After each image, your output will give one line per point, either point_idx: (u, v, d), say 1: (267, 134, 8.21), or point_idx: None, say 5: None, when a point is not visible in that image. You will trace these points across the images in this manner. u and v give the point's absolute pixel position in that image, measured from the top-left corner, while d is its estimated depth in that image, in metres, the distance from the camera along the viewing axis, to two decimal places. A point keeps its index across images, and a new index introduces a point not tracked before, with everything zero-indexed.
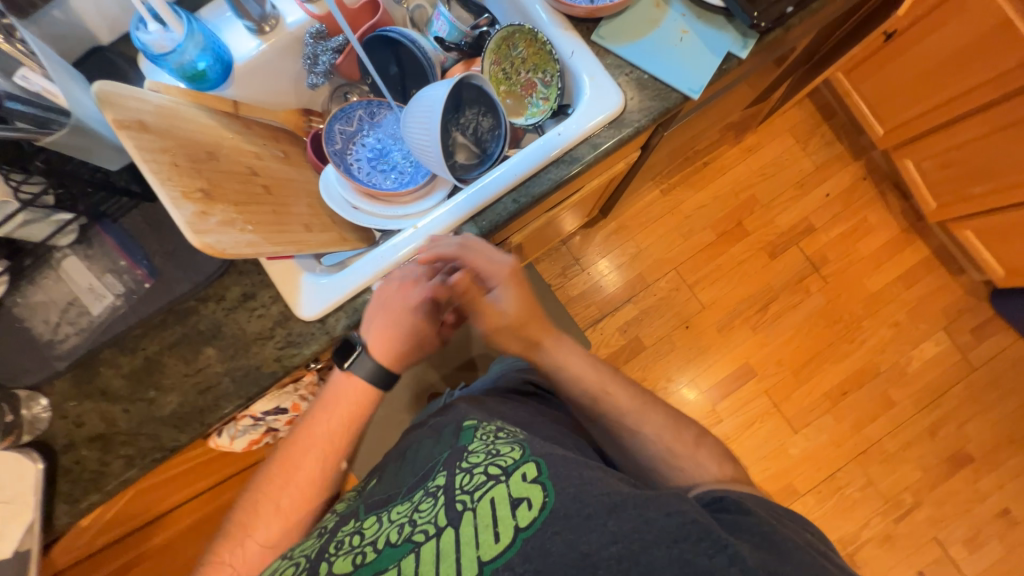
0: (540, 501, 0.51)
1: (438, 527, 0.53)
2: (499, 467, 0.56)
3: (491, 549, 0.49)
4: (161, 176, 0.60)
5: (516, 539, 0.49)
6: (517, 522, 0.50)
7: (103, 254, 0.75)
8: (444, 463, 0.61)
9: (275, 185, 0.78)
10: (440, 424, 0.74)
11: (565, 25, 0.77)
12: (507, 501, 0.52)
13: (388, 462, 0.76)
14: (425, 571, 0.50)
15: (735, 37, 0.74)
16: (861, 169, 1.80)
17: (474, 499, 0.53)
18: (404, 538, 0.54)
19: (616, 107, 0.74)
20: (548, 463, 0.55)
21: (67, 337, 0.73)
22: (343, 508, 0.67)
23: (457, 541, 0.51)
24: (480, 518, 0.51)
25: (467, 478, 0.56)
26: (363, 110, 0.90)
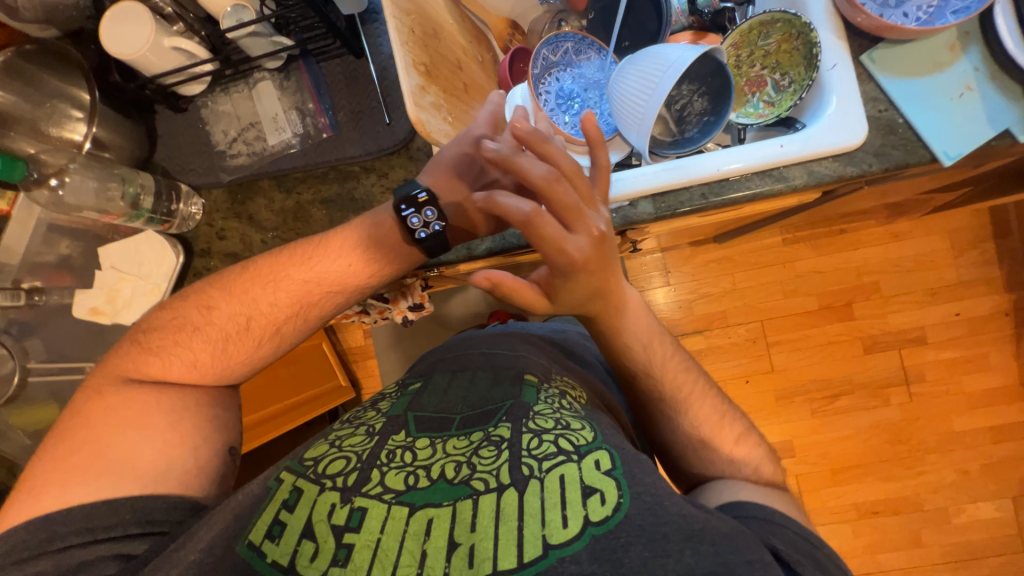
0: (613, 499, 0.52)
1: (500, 483, 0.55)
2: (571, 444, 0.58)
3: (558, 532, 0.51)
4: (401, 38, 0.59)
5: (586, 530, 0.50)
6: (586, 514, 0.51)
7: (296, 90, 0.76)
8: (510, 417, 0.63)
9: (471, 87, 0.76)
10: (494, 364, 0.77)
11: (840, 33, 0.68)
12: (579, 486, 0.54)
13: (439, 372, 0.77)
14: (486, 521, 0.52)
15: (1022, 114, 0.65)
16: (1007, 304, 1.62)
17: (544, 469, 0.55)
18: (462, 480, 0.56)
19: (855, 141, 0.67)
20: (624, 463, 0.56)
21: (238, 155, 0.77)
22: (393, 413, 0.69)
23: (519, 504, 0.53)
24: (547, 492, 0.53)
25: (536, 444, 0.58)
26: (573, 43, 0.86)
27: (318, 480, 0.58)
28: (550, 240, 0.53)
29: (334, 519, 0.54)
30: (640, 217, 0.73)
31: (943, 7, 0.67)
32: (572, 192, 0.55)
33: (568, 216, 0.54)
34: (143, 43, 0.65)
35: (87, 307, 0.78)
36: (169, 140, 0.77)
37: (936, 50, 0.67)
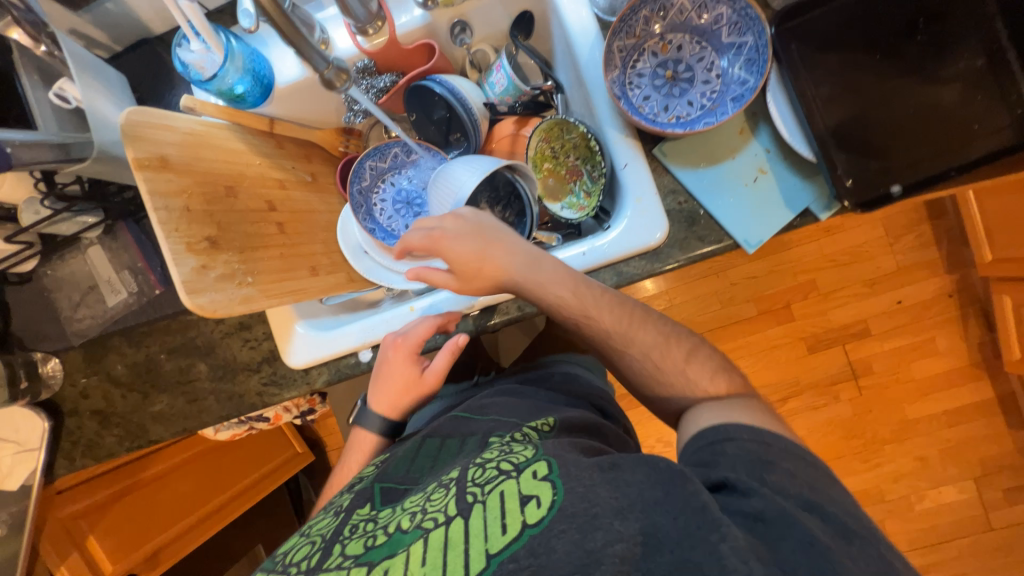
0: (547, 499, 0.45)
1: (446, 515, 0.47)
2: (512, 463, 0.51)
3: (498, 539, 0.44)
4: (166, 228, 0.59)
5: (522, 533, 0.43)
6: (523, 517, 0.44)
7: (122, 251, 0.77)
8: (463, 460, 0.56)
9: (291, 221, 0.77)
10: (457, 425, 0.68)
11: (627, 130, 0.67)
12: (516, 496, 0.46)
13: (409, 441, 0.71)
14: (432, 559, 0.45)
15: (820, 193, 0.63)
16: (951, 285, 1.57)
17: (485, 491, 0.48)
18: (414, 524, 0.49)
19: (651, 240, 0.66)
20: (558, 459, 0.49)
21: (83, 318, 0.79)
22: (360, 489, 0.63)
23: (466, 532, 0.45)
24: (488, 510, 0.46)
25: (480, 471, 0.51)
26: (400, 147, 0.86)
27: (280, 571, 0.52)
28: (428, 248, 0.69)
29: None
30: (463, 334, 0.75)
31: (725, 91, 0.64)
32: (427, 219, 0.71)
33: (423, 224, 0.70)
34: None
35: None
36: (18, 312, 0.80)
37: (726, 135, 0.65)
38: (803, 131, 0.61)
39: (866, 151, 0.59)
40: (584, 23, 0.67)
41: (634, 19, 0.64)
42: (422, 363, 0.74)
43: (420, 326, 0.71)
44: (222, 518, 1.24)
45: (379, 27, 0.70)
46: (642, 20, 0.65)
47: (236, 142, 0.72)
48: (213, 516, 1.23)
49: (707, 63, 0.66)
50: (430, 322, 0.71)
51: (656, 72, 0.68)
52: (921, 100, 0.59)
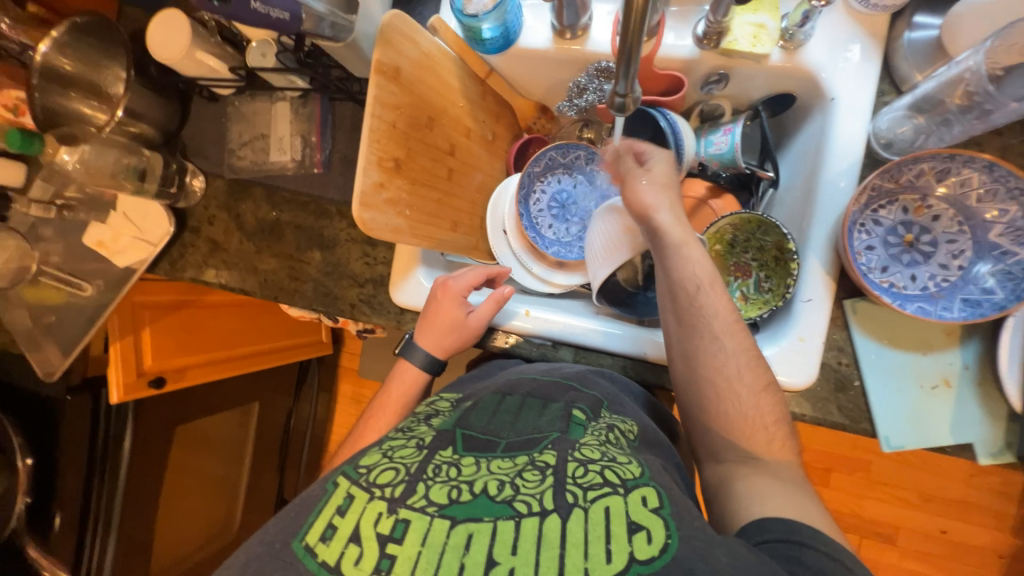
0: (658, 538, 0.37)
1: (543, 507, 0.40)
2: (617, 475, 0.43)
3: (599, 566, 0.36)
4: (372, 135, 0.60)
5: (629, 571, 0.36)
6: (629, 548, 0.37)
7: (306, 119, 0.80)
8: (548, 438, 0.48)
9: (459, 170, 0.77)
10: (539, 386, 0.59)
11: (830, 269, 0.62)
12: (622, 520, 0.39)
13: (487, 387, 0.61)
14: (525, 552, 0.37)
15: (992, 437, 0.57)
16: (1006, 547, 1.43)
17: (588, 498, 0.40)
18: (504, 498, 0.41)
19: (795, 381, 0.61)
20: (666, 496, 0.42)
21: (243, 158, 0.84)
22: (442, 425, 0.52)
23: (563, 538, 0.37)
24: (589, 524, 0.38)
25: (577, 469, 0.43)
26: (585, 153, 0.84)
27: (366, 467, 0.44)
28: (713, 315, 0.57)
29: (377, 529, 0.39)
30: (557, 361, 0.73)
31: (959, 287, 0.58)
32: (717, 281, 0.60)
33: (716, 289, 0.58)
34: (178, 52, 0.70)
35: (92, 239, 0.86)
36: (196, 123, 0.86)
37: (930, 328, 0.59)
38: (1020, 372, 0.55)
39: None
40: (848, 140, 0.61)
41: (907, 168, 0.58)
42: (468, 307, 0.72)
43: (469, 273, 0.73)
44: (243, 365, 1.28)
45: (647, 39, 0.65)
46: (915, 171, 0.58)
47: (454, 76, 0.72)
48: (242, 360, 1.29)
49: (956, 249, 0.59)
50: (477, 270, 0.73)
51: (894, 229, 0.61)
52: None
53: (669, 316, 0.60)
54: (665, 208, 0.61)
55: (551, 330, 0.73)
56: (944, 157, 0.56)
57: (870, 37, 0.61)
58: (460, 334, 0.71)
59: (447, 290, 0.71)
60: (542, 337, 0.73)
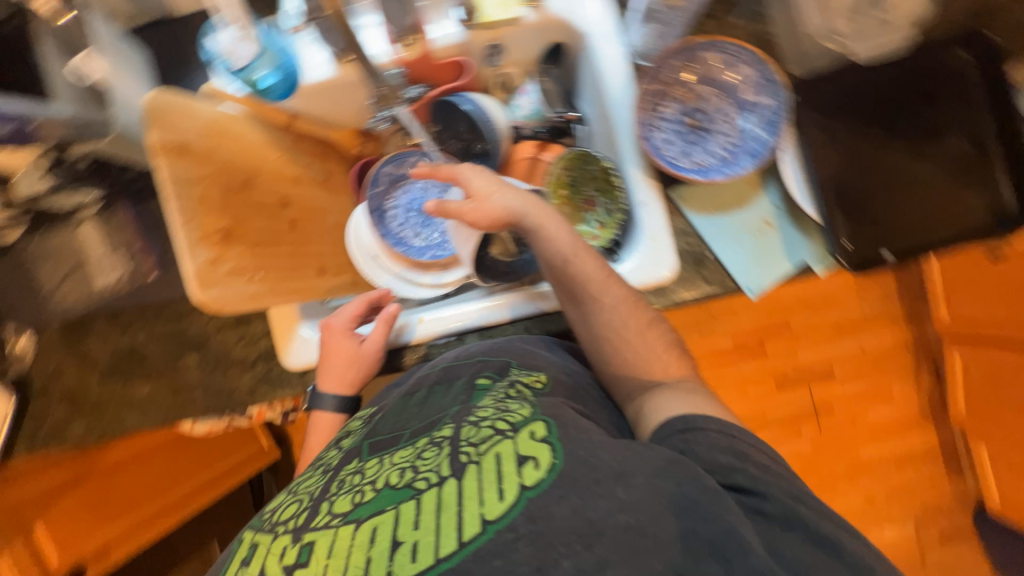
0: (546, 463, 0.47)
1: (441, 477, 0.48)
2: (507, 423, 0.51)
3: (495, 506, 0.45)
4: (183, 216, 0.58)
5: (521, 497, 0.45)
6: (520, 480, 0.46)
7: (119, 230, 0.74)
8: (453, 416, 0.57)
9: (302, 218, 0.76)
10: (446, 372, 0.65)
11: (648, 171, 0.70)
12: (512, 459, 0.47)
13: (394, 393, 0.68)
14: (426, 522, 0.45)
15: (816, 249, 0.68)
16: (908, 337, 1.69)
17: (480, 452, 0.49)
18: (406, 483, 0.49)
19: (662, 276, 0.68)
20: (554, 422, 0.50)
21: (66, 295, 0.76)
22: (350, 446, 0.62)
23: (460, 493, 0.46)
24: (483, 473, 0.47)
25: (474, 431, 0.52)
26: (419, 157, 0.86)
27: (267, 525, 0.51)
28: (586, 281, 0.61)
29: (284, 559, 0.48)
30: None
31: (742, 146, 0.67)
32: (583, 246, 0.63)
33: (583, 256, 0.62)
34: None
35: None
36: None
37: (738, 186, 0.69)
38: (809, 191, 0.66)
39: (863, 215, 0.64)
40: (613, 62, 0.70)
41: (663, 67, 0.69)
42: (359, 337, 0.75)
43: (351, 305, 0.77)
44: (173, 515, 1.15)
45: (414, 40, 0.71)
46: (671, 69, 0.69)
47: (255, 133, 0.71)
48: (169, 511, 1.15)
49: (727, 116, 0.69)
50: (359, 300, 0.77)
51: (679, 118, 0.70)
52: (910, 177, 0.65)
53: (558, 291, 0.65)
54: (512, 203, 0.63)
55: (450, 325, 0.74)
56: (682, 49, 0.67)
57: None
58: (356, 367, 0.74)
59: (331, 333, 0.75)
60: (443, 335, 0.74)
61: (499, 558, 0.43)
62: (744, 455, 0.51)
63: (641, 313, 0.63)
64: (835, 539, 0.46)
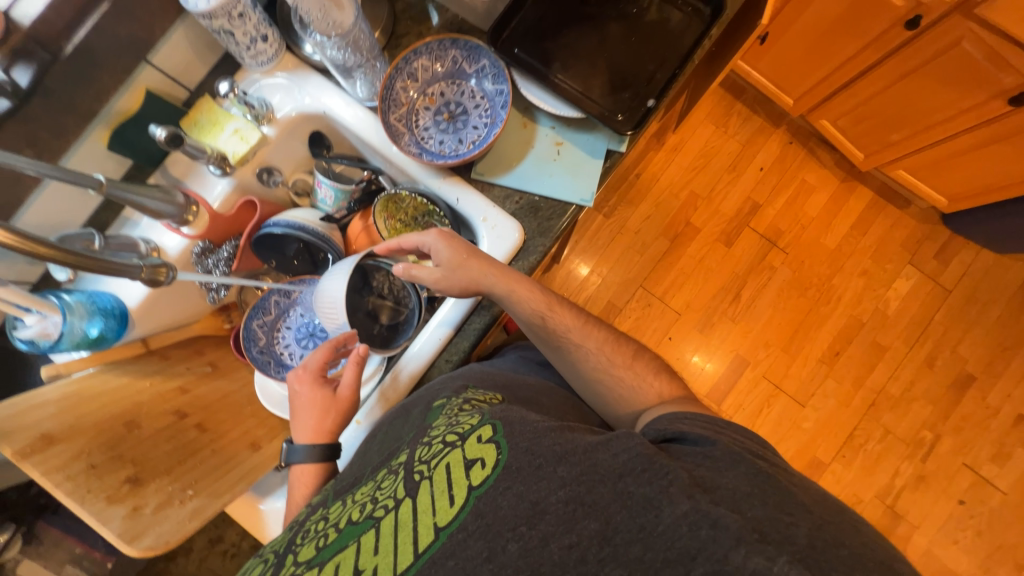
0: (491, 460, 0.50)
1: (397, 500, 0.53)
2: (457, 434, 0.55)
3: (446, 512, 0.49)
4: (76, 496, 0.56)
5: (469, 497, 0.49)
6: (468, 482, 0.50)
7: (54, 547, 0.74)
8: (409, 442, 0.60)
9: (208, 415, 0.77)
10: (405, 406, 0.70)
11: (443, 173, 0.76)
12: (461, 465, 0.52)
13: (360, 446, 0.73)
14: (386, 546, 0.50)
15: (608, 135, 0.74)
16: (786, 135, 1.81)
17: (431, 467, 0.53)
18: (367, 514, 0.54)
19: (515, 238, 0.73)
20: (499, 420, 0.54)
21: None
22: (318, 498, 0.66)
23: (415, 511, 0.51)
24: (434, 484, 0.51)
25: (427, 449, 0.56)
26: (278, 293, 0.89)
27: None
28: (567, 332, 0.70)
29: None
30: None
31: (493, 104, 0.75)
32: (553, 299, 0.72)
33: (557, 309, 0.71)
34: None
35: None
36: None
37: (517, 133, 0.76)
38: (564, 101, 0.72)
39: (613, 90, 0.72)
40: (360, 118, 0.77)
41: (394, 93, 0.74)
42: (332, 384, 0.74)
43: (320, 351, 0.75)
44: None
45: (196, 211, 0.75)
46: (401, 90, 0.75)
47: (116, 378, 0.72)
48: None
49: (468, 92, 0.77)
50: (324, 347, 0.74)
51: (436, 120, 0.77)
52: (625, 44, 0.73)
53: (539, 343, 0.73)
54: (481, 276, 0.69)
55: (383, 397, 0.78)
56: (397, 71, 0.73)
57: (296, 66, 0.77)
58: (331, 417, 0.72)
59: (309, 389, 0.73)
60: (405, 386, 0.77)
61: (452, 559, 0.46)
62: (719, 424, 0.55)
63: (603, 349, 0.70)
64: (770, 477, 0.48)
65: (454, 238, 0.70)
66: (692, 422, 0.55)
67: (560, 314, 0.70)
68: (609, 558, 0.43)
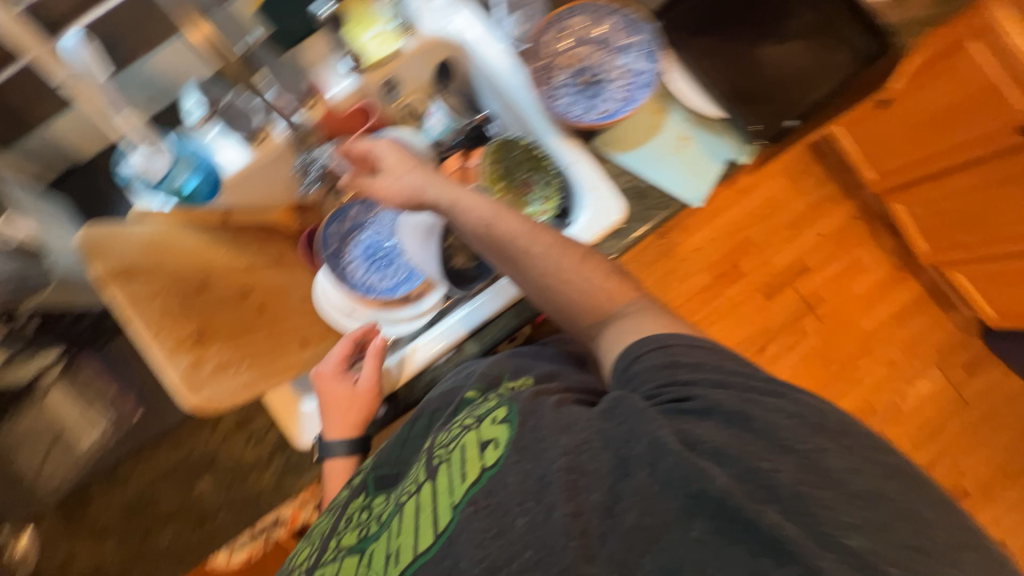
0: (502, 440, 0.50)
1: (419, 484, 0.53)
2: (473, 418, 0.54)
3: (460, 486, 0.49)
4: (151, 333, 0.59)
5: (479, 475, 0.49)
6: (480, 461, 0.50)
7: (89, 384, 0.71)
8: (436, 433, 0.60)
9: (269, 301, 0.77)
10: (444, 395, 0.64)
11: (564, 135, 0.75)
12: (476, 444, 0.51)
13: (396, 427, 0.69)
14: (407, 527, 0.51)
15: (733, 144, 0.74)
16: (855, 209, 1.81)
17: (450, 451, 0.53)
18: (397, 504, 0.54)
19: (615, 217, 0.72)
20: (513, 401, 0.53)
21: (52, 474, 0.70)
22: (358, 482, 0.67)
23: (435, 492, 0.51)
24: (452, 464, 0.51)
25: (448, 435, 0.56)
26: (358, 208, 0.89)
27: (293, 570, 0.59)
28: (512, 240, 0.59)
29: None
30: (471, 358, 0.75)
31: (635, 83, 0.74)
32: (500, 206, 0.62)
33: (503, 215, 0.60)
34: None
35: None
36: None
37: (645, 117, 0.76)
38: (706, 97, 0.74)
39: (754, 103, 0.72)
40: (500, 58, 0.76)
41: (541, 45, 0.77)
42: (353, 377, 0.73)
43: (336, 348, 0.74)
44: None
45: (314, 103, 0.76)
46: (548, 44, 0.77)
47: (195, 239, 0.72)
48: None
49: (614, 64, 0.76)
50: (344, 340, 0.75)
51: (573, 81, 0.76)
52: (781, 60, 0.73)
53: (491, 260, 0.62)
54: (425, 182, 0.64)
55: (443, 342, 0.74)
56: (551, 24, 0.76)
57: None
58: (355, 414, 0.71)
59: (326, 387, 0.72)
60: (442, 354, 0.74)
61: (462, 533, 0.46)
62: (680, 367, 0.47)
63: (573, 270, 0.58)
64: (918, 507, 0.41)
65: (404, 150, 0.69)
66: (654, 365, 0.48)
67: (502, 220, 0.59)
68: (609, 533, 0.42)
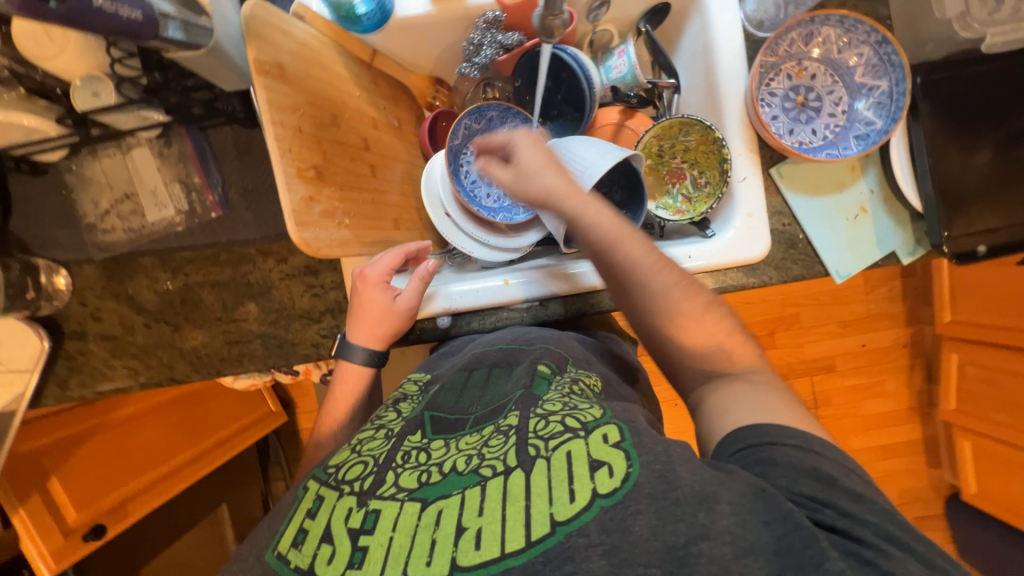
0: (621, 471, 0.40)
1: (507, 466, 0.42)
2: (578, 421, 0.45)
3: (565, 508, 0.38)
4: (281, 146, 0.52)
5: (592, 503, 0.38)
6: (593, 485, 0.39)
7: (178, 159, 0.67)
8: (518, 403, 0.50)
9: (380, 165, 0.71)
10: (505, 354, 0.62)
11: (750, 145, 0.69)
12: (585, 460, 0.41)
13: (449, 365, 0.65)
14: (491, 510, 0.40)
15: (907, 239, 0.69)
16: (907, 338, 1.77)
17: (551, 448, 0.43)
18: (471, 469, 0.44)
19: (756, 254, 0.67)
20: (628, 426, 0.44)
21: (113, 229, 0.68)
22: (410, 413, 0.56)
23: (529, 488, 0.40)
24: (552, 470, 0.41)
25: (543, 424, 0.46)
26: (497, 111, 0.79)
27: (331, 485, 0.46)
28: (634, 267, 0.54)
29: (348, 525, 0.42)
30: (550, 316, 0.72)
31: (848, 128, 0.70)
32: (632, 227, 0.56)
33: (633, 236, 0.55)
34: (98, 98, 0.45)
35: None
36: (26, 208, 0.68)
37: (840, 169, 0.69)
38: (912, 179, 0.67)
39: (958, 209, 0.65)
40: (732, 31, 0.68)
41: (780, 41, 0.68)
42: (393, 291, 0.67)
43: (386, 255, 0.68)
44: (173, 484, 1.08)
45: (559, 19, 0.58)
46: (787, 42, 0.68)
47: (341, 65, 0.65)
48: (175, 474, 1.10)
49: (836, 97, 0.70)
50: (396, 251, 0.67)
51: (787, 95, 0.71)
52: (1007, 177, 0.66)
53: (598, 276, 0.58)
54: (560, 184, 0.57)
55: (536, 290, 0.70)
56: (806, 23, 0.67)
57: None
58: (383, 326, 0.68)
59: (367, 290, 0.66)
60: (527, 300, 0.71)
61: (569, 565, 0.36)
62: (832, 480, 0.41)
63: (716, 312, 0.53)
64: None
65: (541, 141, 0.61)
66: (798, 466, 0.41)
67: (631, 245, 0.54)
68: None
